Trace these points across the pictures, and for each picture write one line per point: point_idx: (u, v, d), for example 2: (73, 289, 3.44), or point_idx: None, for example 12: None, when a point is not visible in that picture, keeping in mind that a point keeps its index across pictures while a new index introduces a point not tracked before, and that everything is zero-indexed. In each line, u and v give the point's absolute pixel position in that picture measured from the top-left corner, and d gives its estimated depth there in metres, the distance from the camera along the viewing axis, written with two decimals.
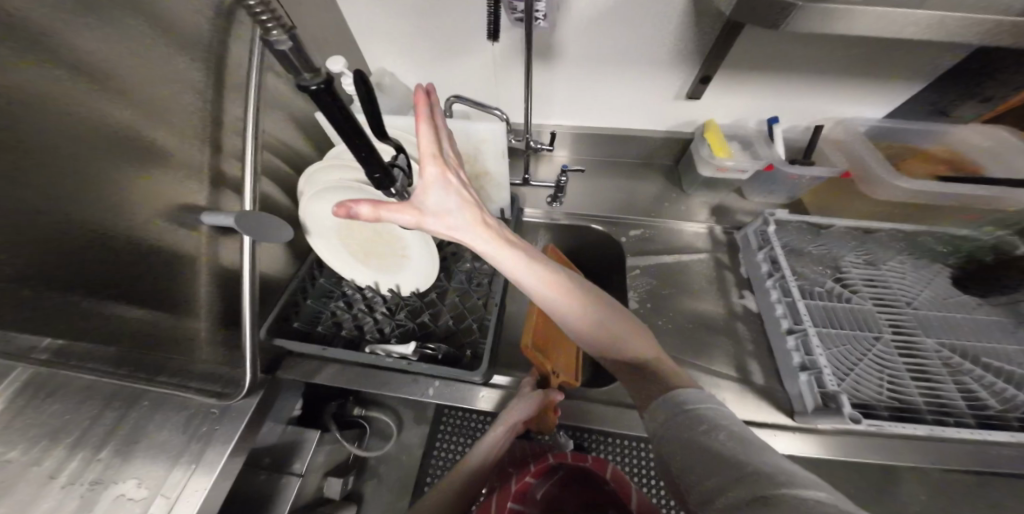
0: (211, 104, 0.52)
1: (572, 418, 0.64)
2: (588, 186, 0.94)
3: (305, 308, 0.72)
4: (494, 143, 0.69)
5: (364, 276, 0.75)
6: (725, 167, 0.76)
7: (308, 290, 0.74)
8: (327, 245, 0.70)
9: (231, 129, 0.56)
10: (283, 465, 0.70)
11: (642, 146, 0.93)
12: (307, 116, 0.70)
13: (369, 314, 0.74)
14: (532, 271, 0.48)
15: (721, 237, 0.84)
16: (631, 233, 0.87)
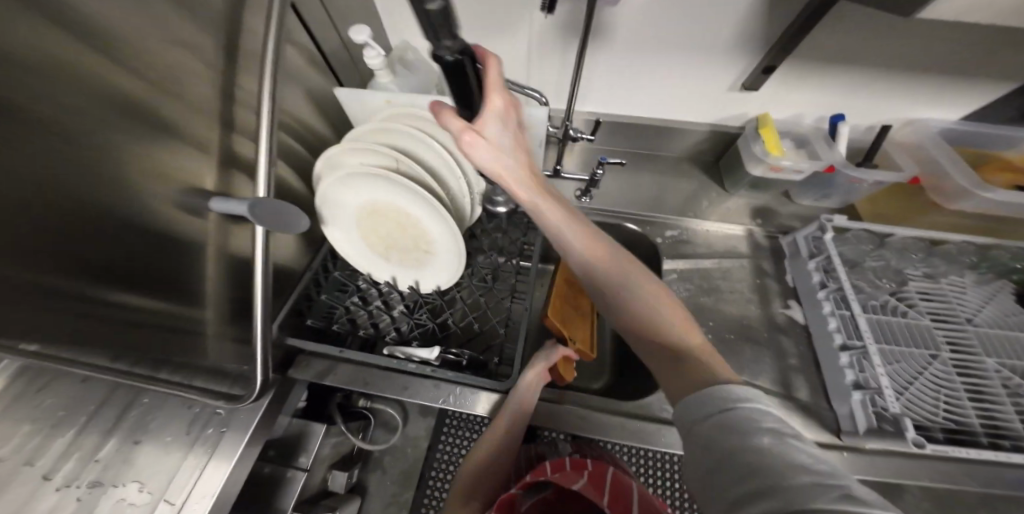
0: (223, 70, 0.45)
1: (604, 434, 0.60)
2: (622, 180, 0.87)
3: (319, 302, 0.66)
4: (533, 132, 0.63)
5: (381, 271, 0.68)
6: (781, 167, 0.71)
7: (321, 283, 0.68)
8: (345, 236, 0.64)
9: (243, 102, 0.49)
10: (287, 458, 0.63)
11: (682, 139, 0.86)
12: (324, 90, 0.63)
13: (387, 311, 0.68)
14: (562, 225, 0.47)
15: (763, 242, 0.78)
16: (666, 234, 0.81)
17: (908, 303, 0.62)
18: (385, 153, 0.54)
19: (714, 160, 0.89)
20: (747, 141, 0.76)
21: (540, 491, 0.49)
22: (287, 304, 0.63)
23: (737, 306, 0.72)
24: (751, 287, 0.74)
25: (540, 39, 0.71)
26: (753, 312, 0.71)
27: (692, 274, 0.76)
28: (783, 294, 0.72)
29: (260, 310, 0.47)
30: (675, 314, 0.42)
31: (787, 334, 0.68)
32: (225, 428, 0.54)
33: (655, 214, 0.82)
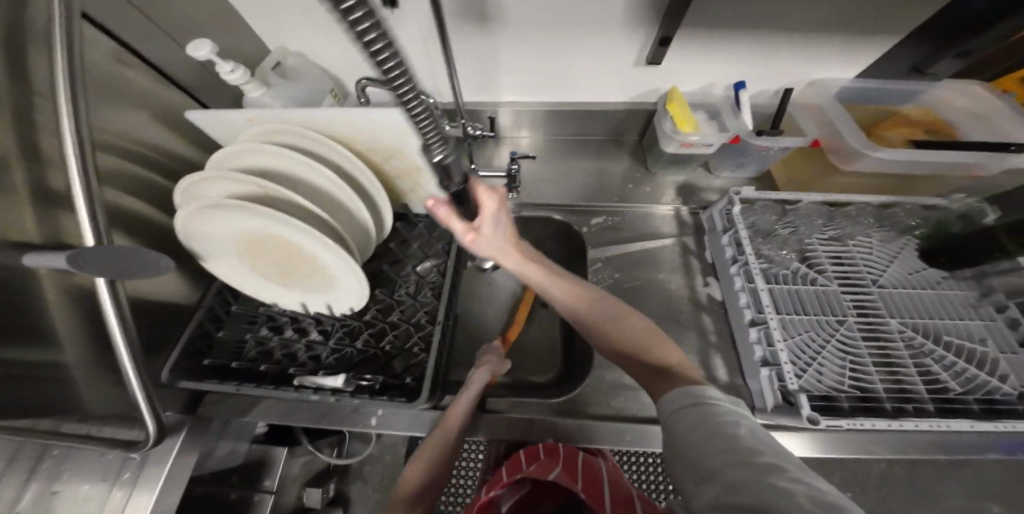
0: (19, 98, 0.39)
1: (531, 436, 0.59)
2: (545, 171, 0.84)
3: (219, 339, 0.62)
4: (419, 138, 0.56)
5: (290, 298, 0.64)
6: (691, 143, 0.69)
7: (223, 318, 0.64)
8: (233, 267, 0.59)
9: (52, 129, 0.42)
10: (253, 482, 0.67)
11: (604, 122, 0.83)
12: (177, 106, 0.56)
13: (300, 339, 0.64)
14: (554, 285, 0.53)
15: (687, 219, 0.76)
16: (592, 223, 0.78)
17: (818, 270, 0.63)
18: (240, 178, 0.48)
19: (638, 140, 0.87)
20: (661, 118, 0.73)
21: (519, 491, 0.47)
22: (180, 344, 0.59)
23: (663, 290, 0.70)
24: (677, 268, 0.72)
25: (431, 34, 0.66)
26: (678, 293, 0.70)
27: (619, 261, 0.74)
28: (704, 271, 0.71)
29: (121, 361, 0.42)
30: (634, 332, 0.46)
31: (710, 313, 0.67)
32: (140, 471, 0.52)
33: (580, 203, 0.80)
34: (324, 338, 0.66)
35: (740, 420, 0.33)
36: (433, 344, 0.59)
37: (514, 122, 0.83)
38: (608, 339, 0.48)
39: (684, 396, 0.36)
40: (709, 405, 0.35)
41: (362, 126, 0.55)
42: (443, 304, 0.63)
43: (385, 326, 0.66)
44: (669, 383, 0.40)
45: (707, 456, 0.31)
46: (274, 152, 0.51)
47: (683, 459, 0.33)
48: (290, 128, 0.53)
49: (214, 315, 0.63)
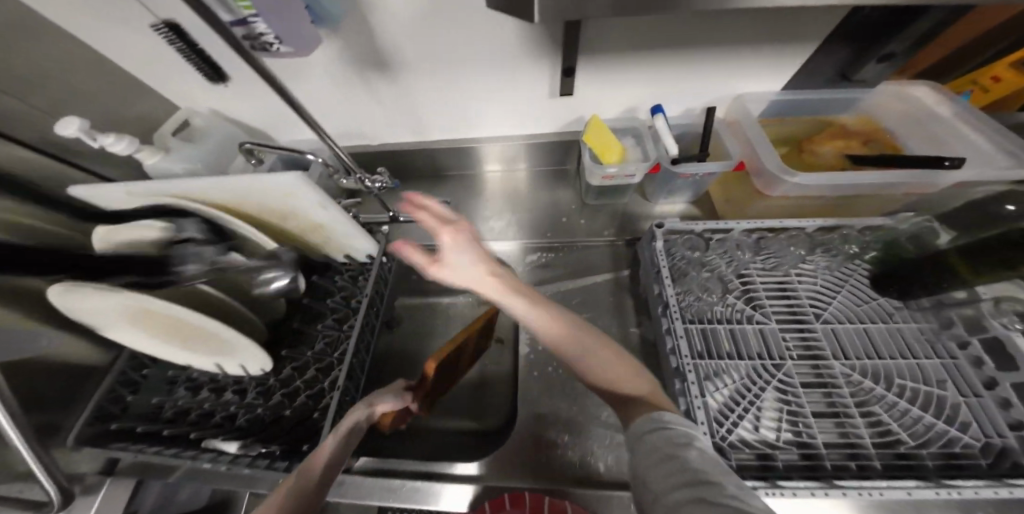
0: None
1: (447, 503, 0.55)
2: (484, 206, 0.78)
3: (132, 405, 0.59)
4: (303, 197, 0.52)
5: (204, 361, 0.62)
6: (610, 176, 0.64)
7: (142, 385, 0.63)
8: (137, 336, 0.58)
9: None
10: None
11: (544, 153, 0.77)
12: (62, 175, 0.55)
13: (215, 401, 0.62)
14: (536, 316, 0.41)
15: (623, 252, 0.71)
16: (528, 262, 0.73)
17: (756, 306, 0.57)
18: (114, 258, 0.48)
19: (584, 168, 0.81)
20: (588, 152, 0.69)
21: None
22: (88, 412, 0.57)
23: (597, 332, 0.65)
24: (612, 308, 0.66)
25: (334, 83, 0.63)
26: (609, 334, 0.65)
27: (553, 302, 0.69)
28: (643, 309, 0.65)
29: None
30: (608, 361, 0.39)
31: (644, 356, 0.61)
32: None
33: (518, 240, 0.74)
34: (240, 398, 0.63)
35: (692, 438, 0.32)
36: (332, 405, 0.53)
37: (443, 161, 0.79)
38: (578, 373, 0.39)
39: (660, 423, 0.33)
40: (668, 428, 0.33)
41: (246, 190, 0.52)
42: (349, 356, 0.58)
43: (298, 385, 0.62)
44: (647, 411, 0.35)
45: (659, 486, 0.29)
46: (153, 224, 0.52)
47: (642, 480, 0.30)
48: (166, 200, 0.52)
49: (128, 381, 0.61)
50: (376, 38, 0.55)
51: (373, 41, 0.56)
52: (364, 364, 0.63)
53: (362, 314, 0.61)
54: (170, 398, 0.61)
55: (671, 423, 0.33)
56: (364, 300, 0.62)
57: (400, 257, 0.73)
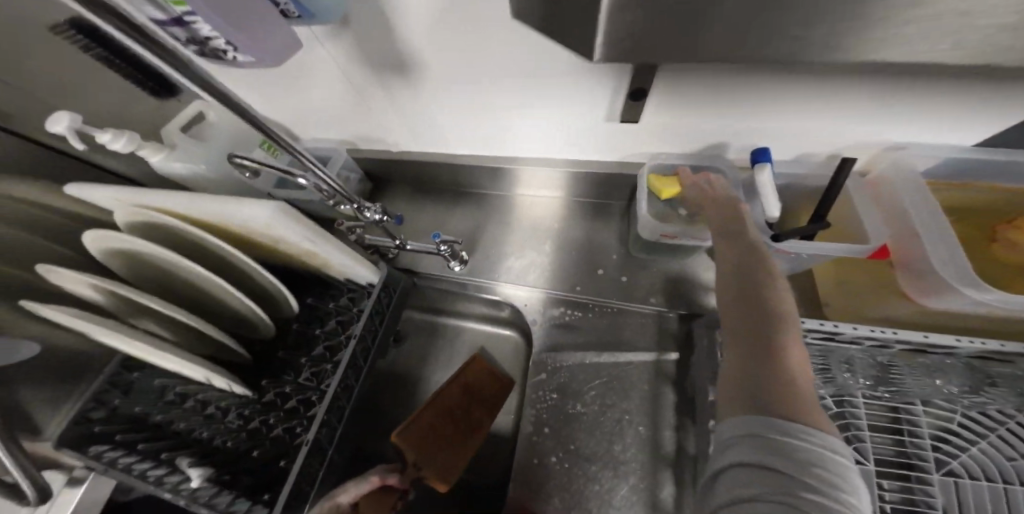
0: None
1: None
2: (512, 238, 0.67)
3: (119, 409, 0.52)
4: (284, 230, 0.44)
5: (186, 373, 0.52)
6: (674, 238, 0.50)
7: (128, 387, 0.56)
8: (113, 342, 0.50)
9: None
10: None
11: (589, 184, 0.63)
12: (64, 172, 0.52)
13: (198, 414, 0.54)
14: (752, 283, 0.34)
15: (674, 328, 0.55)
16: (548, 317, 0.61)
17: (851, 440, 0.44)
18: (87, 278, 0.43)
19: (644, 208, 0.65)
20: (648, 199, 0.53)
21: None
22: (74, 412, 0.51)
23: (620, 424, 0.52)
24: (644, 397, 0.52)
25: (354, 85, 0.54)
26: (639, 433, 0.51)
27: (571, 373, 0.56)
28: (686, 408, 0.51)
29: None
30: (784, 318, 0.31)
31: (676, 470, 0.48)
32: None
33: (540, 287, 0.63)
34: (218, 417, 0.54)
35: (817, 461, 0.24)
36: (299, 456, 0.47)
37: (474, 178, 0.68)
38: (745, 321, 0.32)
39: (769, 422, 0.26)
40: (784, 433, 0.25)
41: (226, 216, 0.44)
42: (330, 392, 0.51)
43: (277, 416, 0.54)
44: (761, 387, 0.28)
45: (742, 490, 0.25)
46: (124, 240, 0.44)
47: (724, 470, 0.27)
48: (137, 209, 0.45)
49: (118, 382, 0.54)
50: (398, 38, 0.44)
51: (394, 41, 0.45)
52: (343, 413, 0.54)
53: (349, 355, 0.53)
54: (158, 405, 0.54)
55: (805, 438, 0.24)
56: (353, 338, 0.53)
57: (405, 285, 0.66)
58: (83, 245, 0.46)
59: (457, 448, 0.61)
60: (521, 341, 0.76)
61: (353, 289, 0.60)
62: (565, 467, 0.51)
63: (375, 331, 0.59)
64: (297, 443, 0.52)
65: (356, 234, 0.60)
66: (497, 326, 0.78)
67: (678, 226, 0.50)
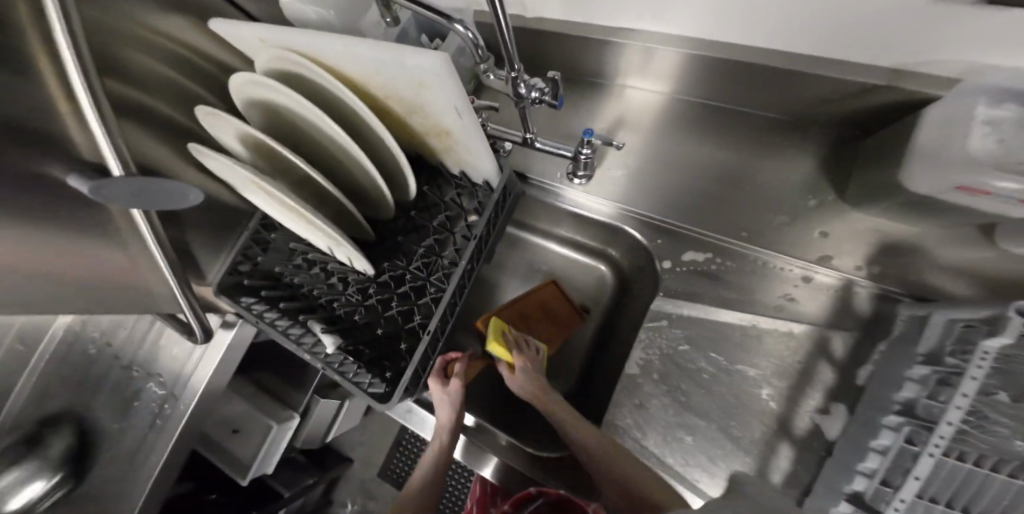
0: None
1: (522, 469, 0.56)
2: (662, 157, 0.55)
3: (261, 264, 0.60)
4: (439, 93, 0.36)
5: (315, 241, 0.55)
6: (987, 192, 0.31)
7: (265, 244, 0.61)
8: (257, 200, 0.52)
9: None
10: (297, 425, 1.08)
11: (790, 97, 0.46)
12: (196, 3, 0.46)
13: (324, 283, 0.59)
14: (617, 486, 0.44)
15: (860, 305, 0.45)
16: (683, 261, 0.50)
17: None
18: (241, 124, 0.41)
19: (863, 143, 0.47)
20: (992, 128, 0.30)
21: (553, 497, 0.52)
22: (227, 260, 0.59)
23: (746, 390, 0.47)
24: (794, 371, 0.46)
25: None
26: (771, 402, 0.47)
27: (699, 327, 0.48)
28: (831, 393, 0.45)
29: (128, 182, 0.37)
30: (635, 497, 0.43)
31: (800, 449, 0.46)
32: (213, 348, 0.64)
33: (681, 225, 0.52)
34: (341, 286, 0.59)
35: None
36: (422, 347, 0.49)
37: (638, 66, 0.52)
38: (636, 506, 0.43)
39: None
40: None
41: (374, 69, 0.36)
42: (449, 294, 0.51)
43: (395, 298, 0.56)
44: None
45: None
46: (270, 91, 0.41)
47: None
48: (275, 55, 0.40)
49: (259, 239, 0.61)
50: None
51: None
52: (454, 307, 0.55)
53: (468, 258, 0.51)
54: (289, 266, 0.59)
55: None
56: (473, 240, 0.51)
57: (516, 190, 0.57)
58: (229, 87, 0.44)
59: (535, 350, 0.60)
60: (606, 276, 0.69)
61: (465, 185, 0.55)
62: (670, 413, 0.49)
63: (489, 238, 0.55)
64: (410, 330, 0.55)
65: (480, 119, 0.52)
66: (595, 260, 0.70)
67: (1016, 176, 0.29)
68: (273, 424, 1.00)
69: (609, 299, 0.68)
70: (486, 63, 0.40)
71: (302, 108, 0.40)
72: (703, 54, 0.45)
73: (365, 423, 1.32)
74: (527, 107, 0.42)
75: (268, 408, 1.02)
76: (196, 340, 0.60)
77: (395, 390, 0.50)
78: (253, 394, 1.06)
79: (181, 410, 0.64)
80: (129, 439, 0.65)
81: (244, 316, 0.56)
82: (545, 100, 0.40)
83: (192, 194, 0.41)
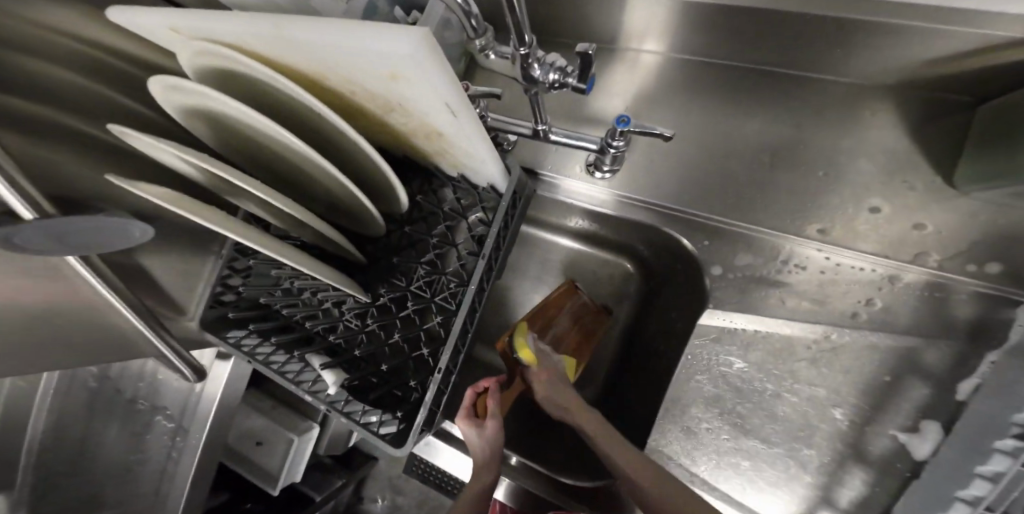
0: None
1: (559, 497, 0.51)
2: (699, 137, 0.45)
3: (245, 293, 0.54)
4: (423, 85, 0.27)
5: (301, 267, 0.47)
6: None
7: (246, 272, 0.54)
8: None
9: None
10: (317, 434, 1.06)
11: (875, 52, 0.35)
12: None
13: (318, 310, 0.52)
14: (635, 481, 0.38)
15: (957, 309, 0.37)
16: (735, 265, 0.42)
17: None
18: (174, 148, 0.31)
19: (963, 103, 0.36)
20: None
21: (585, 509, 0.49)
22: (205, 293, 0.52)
23: (815, 412, 0.40)
24: (872, 388, 0.39)
25: None
26: (845, 424, 0.40)
27: (755, 341, 0.41)
28: (919, 410, 0.38)
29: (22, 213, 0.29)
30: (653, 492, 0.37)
31: (882, 475, 0.39)
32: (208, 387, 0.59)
33: (729, 219, 0.42)
34: (338, 313, 0.52)
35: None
36: (434, 384, 0.43)
37: (666, 24, 0.42)
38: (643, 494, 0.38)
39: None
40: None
41: (333, 59, 0.27)
42: (459, 320, 0.44)
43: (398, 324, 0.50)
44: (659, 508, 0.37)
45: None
46: (206, 100, 0.32)
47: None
48: (202, 52, 0.30)
49: (238, 265, 0.53)
50: None
51: None
52: (467, 330, 0.49)
53: (479, 280, 0.43)
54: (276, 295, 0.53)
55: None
56: (483, 258, 0.43)
57: (528, 190, 0.48)
58: (156, 96, 0.34)
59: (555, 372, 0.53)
60: (632, 274, 0.61)
61: (465, 187, 0.46)
62: (724, 440, 0.43)
63: (499, 248, 0.47)
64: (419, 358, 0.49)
65: (478, 109, 0.43)
66: (620, 256, 0.62)
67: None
68: (293, 436, 0.97)
69: (637, 299, 0.61)
70: (482, 38, 0.30)
71: (248, 116, 0.31)
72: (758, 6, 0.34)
73: None
74: (540, 93, 0.33)
75: (286, 420, 1.01)
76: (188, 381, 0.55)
77: (408, 432, 0.44)
78: (270, 407, 1.04)
79: (194, 443, 0.59)
80: (147, 475, 0.60)
81: (233, 353, 0.50)
82: (565, 84, 0.31)
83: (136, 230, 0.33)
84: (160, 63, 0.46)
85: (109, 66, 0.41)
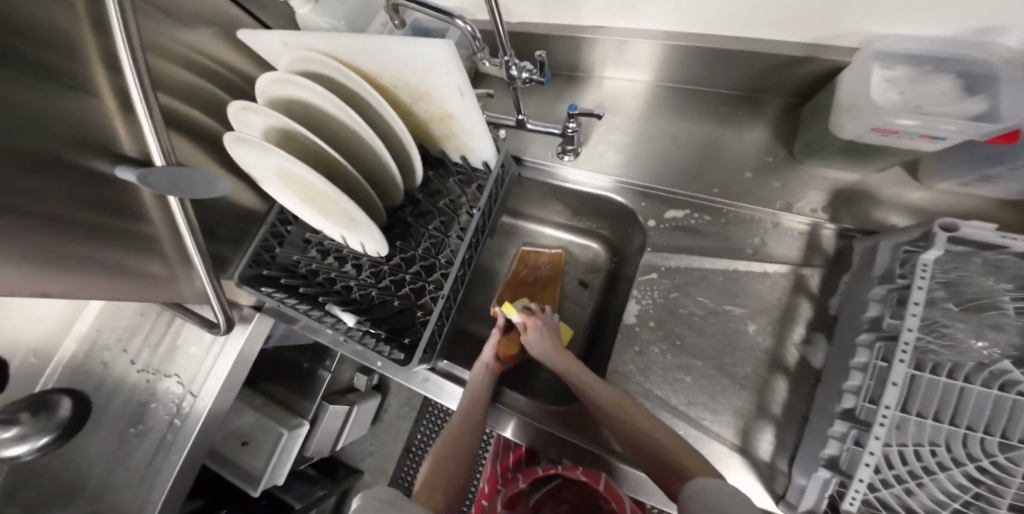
0: (105, 51, 0.45)
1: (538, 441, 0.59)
2: (637, 132, 0.61)
3: (279, 255, 0.65)
4: (447, 77, 0.43)
5: (332, 229, 0.60)
6: (895, 132, 0.39)
7: (284, 236, 0.66)
8: (279, 187, 0.57)
9: (110, 64, 0.46)
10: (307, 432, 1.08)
11: (744, 72, 0.53)
12: (219, 20, 0.56)
13: (341, 266, 0.64)
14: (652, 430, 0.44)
15: (822, 244, 0.51)
16: (665, 219, 0.57)
17: None
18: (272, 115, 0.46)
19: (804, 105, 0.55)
20: (888, 85, 0.40)
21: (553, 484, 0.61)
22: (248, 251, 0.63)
23: (731, 326, 0.52)
24: (773, 305, 0.52)
25: None
26: (758, 337, 0.52)
27: (686, 276, 0.54)
28: (810, 324, 0.50)
29: (152, 145, 0.44)
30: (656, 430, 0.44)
31: (786, 378, 0.50)
32: (230, 337, 0.71)
33: (659, 187, 0.58)
34: (359, 270, 0.64)
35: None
36: (437, 313, 0.54)
37: (608, 57, 0.60)
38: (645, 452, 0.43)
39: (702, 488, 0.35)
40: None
41: (393, 60, 0.43)
42: (460, 262, 0.56)
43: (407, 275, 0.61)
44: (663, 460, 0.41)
45: None
46: (299, 87, 0.47)
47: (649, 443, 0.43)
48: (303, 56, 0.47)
49: (278, 231, 0.66)
50: None
51: None
52: (463, 277, 0.61)
53: (474, 232, 0.56)
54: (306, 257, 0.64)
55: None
56: (478, 214, 0.56)
57: (511, 171, 0.63)
58: (259, 85, 0.50)
59: (534, 290, 0.70)
60: (601, 253, 0.74)
61: (465, 169, 0.61)
62: (666, 357, 0.53)
63: (489, 213, 0.61)
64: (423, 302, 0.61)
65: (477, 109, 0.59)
66: (588, 240, 0.76)
67: (911, 115, 0.37)
68: (283, 431, 0.98)
69: (606, 272, 0.73)
70: (482, 52, 0.47)
71: (327, 97, 0.46)
72: (674, 42, 0.52)
73: (374, 431, 1.31)
74: (519, 90, 0.49)
75: (277, 415, 1.02)
76: (219, 331, 0.66)
77: (414, 355, 0.54)
78: (261, 403, 1.04)
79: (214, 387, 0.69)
80: (142, 450, 0.68)
81: (266, 302, 0.60)
82: (533, 76, 0.46)
83: (219, 182, 0.50)
84: (248, 72, 0.63)
85: (219, 72, 0.57)
